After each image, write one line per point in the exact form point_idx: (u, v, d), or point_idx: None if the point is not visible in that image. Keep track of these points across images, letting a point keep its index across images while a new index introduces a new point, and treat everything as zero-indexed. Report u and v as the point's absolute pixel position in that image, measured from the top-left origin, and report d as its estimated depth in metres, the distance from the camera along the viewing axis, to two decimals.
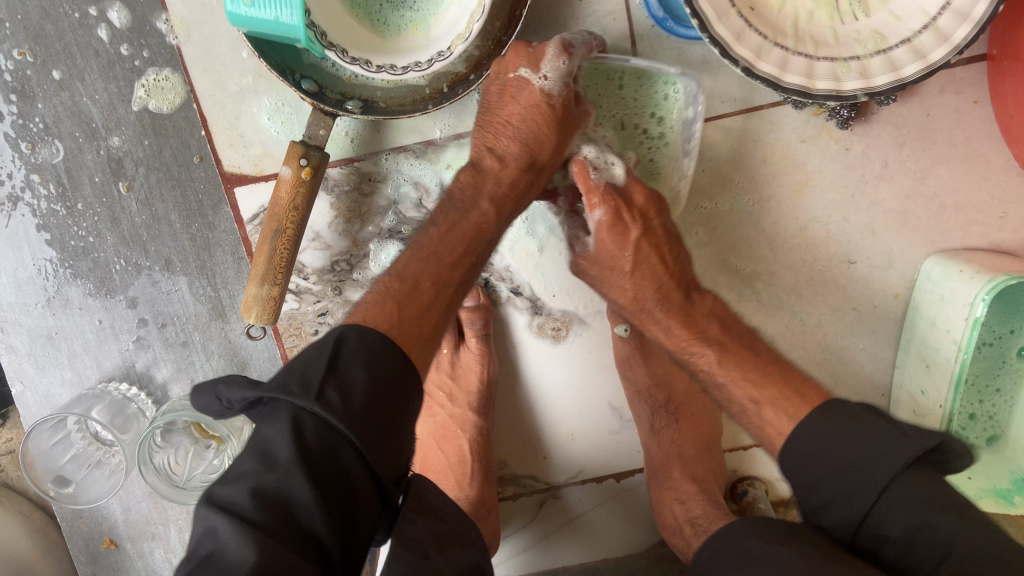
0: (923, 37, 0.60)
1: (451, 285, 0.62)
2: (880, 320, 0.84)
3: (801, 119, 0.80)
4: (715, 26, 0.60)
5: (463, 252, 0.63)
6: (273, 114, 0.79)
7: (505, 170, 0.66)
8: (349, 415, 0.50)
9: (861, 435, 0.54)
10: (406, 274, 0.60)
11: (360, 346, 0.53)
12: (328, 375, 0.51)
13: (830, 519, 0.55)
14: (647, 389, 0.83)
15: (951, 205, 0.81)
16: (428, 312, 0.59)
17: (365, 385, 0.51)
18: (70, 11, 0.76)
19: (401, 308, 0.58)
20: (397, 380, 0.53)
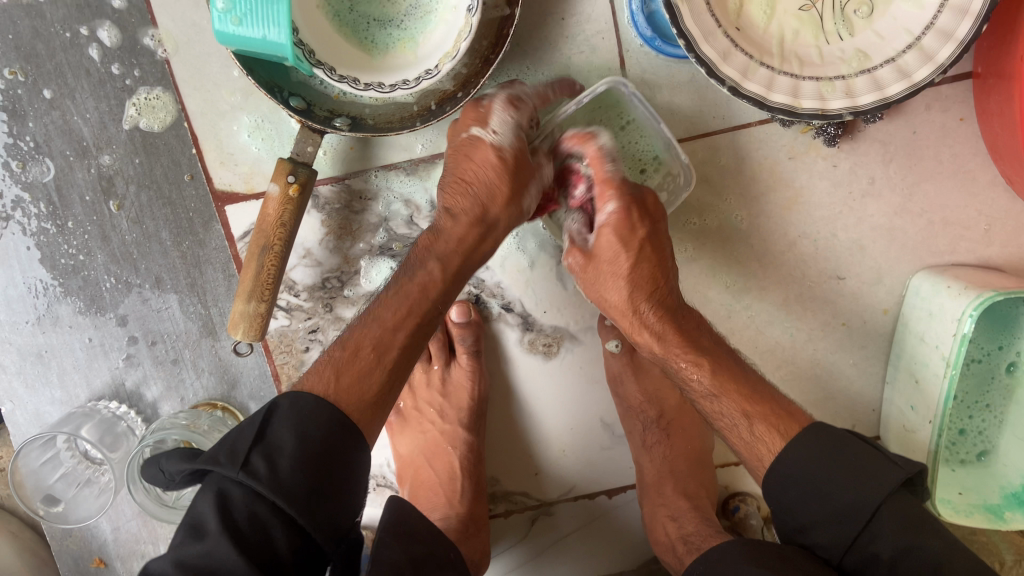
0: (907, 56, 0.61)
1: (398, 347, 0.62)
2: (869, 335, 0.85)
3: (788, 136, 0.80)
4: (701, 46, 0.61)
5: (408, 315, 0.63)
6: (254, 131, 0.79)
7: (454, 226, 0.65)
8: (275, 482, 0.53)
9: (841, 462, 0.59)
10: (351, 339, 0.62)
11: (292, 412, 0.56)
12: (256, 445, 0.54)
13: (818, 545, 0.60)
14: (638, 405, 0.83)
15: (938, 221, 0.81)
16: (372, 375, 0.60)
17: (293, 451, 0.54)
18: (61, 30, 0.77)
19: (341, 371, 0.60)
20: (327, 445, 0.56)
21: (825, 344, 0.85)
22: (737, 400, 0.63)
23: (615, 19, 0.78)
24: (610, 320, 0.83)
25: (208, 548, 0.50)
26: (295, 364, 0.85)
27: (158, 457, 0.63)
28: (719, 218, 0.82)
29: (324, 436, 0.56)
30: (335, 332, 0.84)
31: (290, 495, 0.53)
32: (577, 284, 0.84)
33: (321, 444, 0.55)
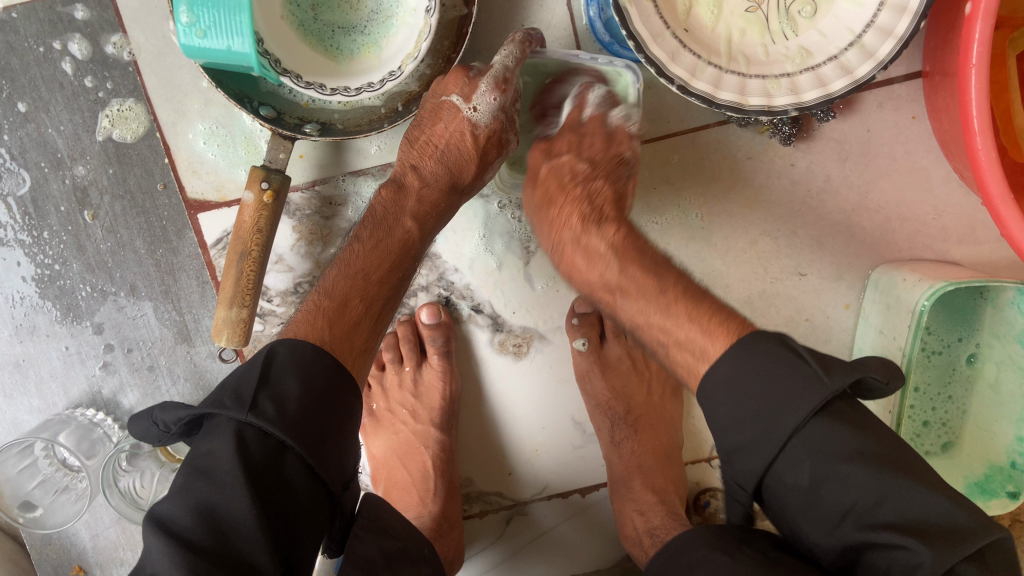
0: (849, 54, 0.64)
1: (379, 300, 0.68)
2: (831, 331, 0.86)
3: (746, 137, 0.82)
4: (650, 47, 0.63)
5: (389, 267, 0.69)
6: (210, 138, 0.81)
7: (425, 188, 0.71)
8: (283, 421, 0.54)
9: (769, 381, 0.54)
10: (334, 292, 0.66)
11: (295, 362, 0.59)
12: (262, 388, 0.56)
13: (738, 464, 0.56)
14: (606, 402, 0.84)
15: (895, 217, 0.83)
16: (359, 325, 0.66)
17: (298, 394, 0.57)
18: (35, 45, 0.79)
19: (334, 322, 0.64)
20: (329, 382, 0.59)
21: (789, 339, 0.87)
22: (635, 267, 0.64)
23: (574, 25, 0.80)
24: (577, 319, 0.85)
25: (216, 496, 0.51)
26: None
27: (153, 410, 0.62)
28: (680, 217, 0.84)
29: (323, 378, 0.59)
30: None
31: (299, 436, 0.55)
32: (544, 283, 0.86)
33: (316, 375, 0.59)
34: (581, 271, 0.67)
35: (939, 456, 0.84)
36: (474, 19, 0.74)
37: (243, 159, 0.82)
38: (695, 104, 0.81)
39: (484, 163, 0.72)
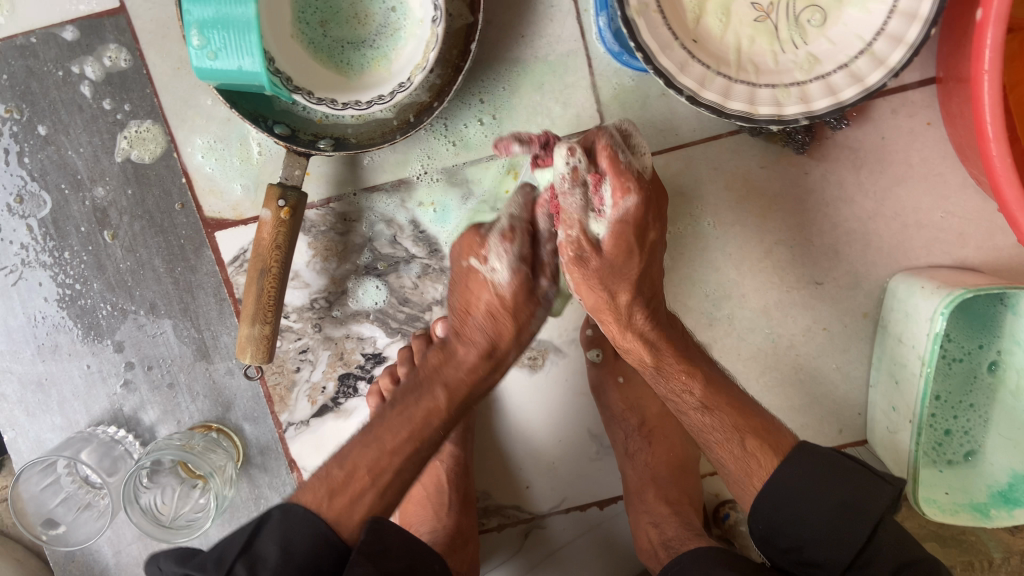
0: (860, 62, 0.63)
1: (392, 472, 0.67)
2: (850, 340, 0.86)
3: (759, 146, 0.82)
4: (659, 58, 0.63)
5: (405, 436, 0.68)
6: (208, 153, 0.82)
7: (465, 354, 0.72)
8: None
9: (797, 479, 0.66)
10: (349, 460, 0.68)
11: (320, 542, 0.64)
12: (241, 552, 0.63)
13: (817, 558, 0.64)
14: (620, 413, 0.85)
15: (912, 224, 0.83)
16: (362, 497, 0.66)
17: (275, 564, 0.62)
18: (54, 69, 0.81)
19: (333, 496, 0.66)
20: (305, 561, 0.63)
21: (807, 349, 0.86)
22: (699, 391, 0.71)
23: (584, 37, 0.80)
24: (592, 331, 0.85)
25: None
26: (287, 385, 0.87)
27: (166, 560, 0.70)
28: (692, 226, 0.84)
29: (303, 540, 0.63)
30: (326, 352, 0.86)
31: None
32: None
33: (298, 548, 0.63)
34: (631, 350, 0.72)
35: (964, 465, 0.82)
36: (480, 27, 0.76)
37: (241, 170, 0.82)
38: (707, 114, 0.81)
39: (518, 341, 0.74)
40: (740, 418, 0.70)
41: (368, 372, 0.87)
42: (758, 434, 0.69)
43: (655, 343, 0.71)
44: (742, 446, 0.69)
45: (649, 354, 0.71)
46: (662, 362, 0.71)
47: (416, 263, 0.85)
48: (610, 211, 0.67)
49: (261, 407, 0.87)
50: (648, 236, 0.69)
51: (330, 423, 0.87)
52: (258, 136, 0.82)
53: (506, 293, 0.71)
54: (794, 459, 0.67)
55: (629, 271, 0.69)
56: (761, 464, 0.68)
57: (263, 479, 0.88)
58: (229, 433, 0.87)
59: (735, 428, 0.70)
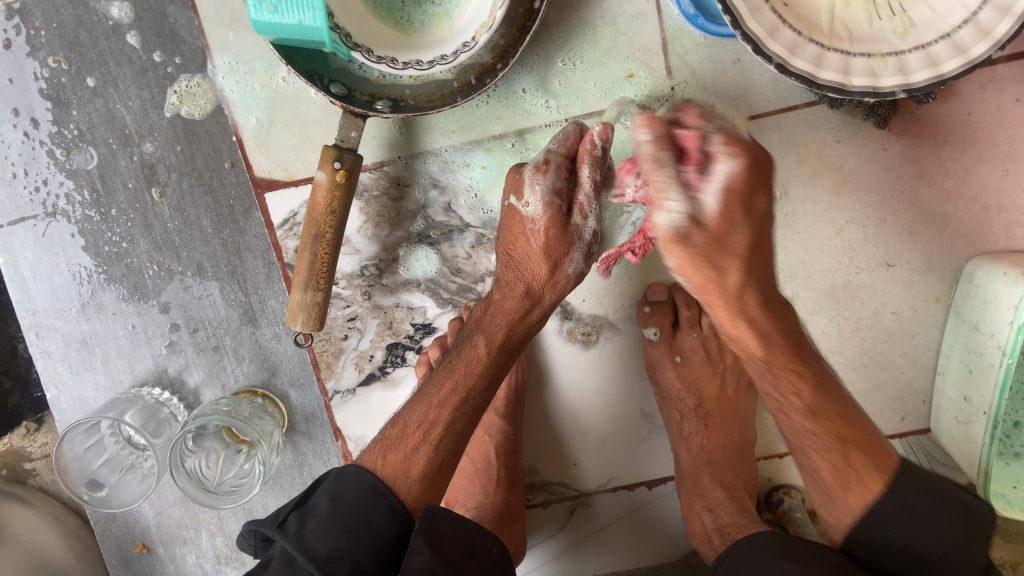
0: (963, 32, 0.59)
1: (441, 424, 0.66)
2: (918, 324, 0.82)
3: (836, 119, 0.78)
4: (748, 23, 0.59)
5: (461, 395, 0.67)
6: (228, 74, 0.79)
7: (505, 299, 0.70)
8: (299, 541, 0.59)
9: (938, 506, 0.59)
10: (400, 419, 0.67)
11: (377, 491, 0.63)
12: (295, 509, 0.62)
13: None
14: (676, 394, 0.83)
15: (994, 206, 0.79)
16: (416, 454, 0.65)
17: (325, 514, 0.61)
18: (104, 19, 0.78)
19: (389, 454, 0.65)
20: (356, 507, 0.62)
21: (873, 332, 0.83)
22: (781, 374, 0.61)
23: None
24: (649, 307, 0.83)
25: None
26: (334, 352, 0.85)
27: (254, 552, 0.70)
28: None
29: (353, 498, 0.62)
30: (375, 320, 0.84)
31: (319, 536, 0.59)
32: (616, 271, 0.83)
33: (350, 499, 0.62)
34: (789, 400, 0.62)
35: None
36: None
37: (266, 96, 0.79)
38: (784, 84, 0.77)
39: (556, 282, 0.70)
40: (850, 431, 0.62)
41: (417, 342, 0.85)
42: (861, 448, 0.61)
43: (771, 335, 0.61)
44: (846, 461, 0.61)
45: (753, 343, 0.61)
46: (773, 359, 0.61)
47: (470, 232, 0.82)
48: (710, 181, 0.56)
49: (308, 373, 0.85)
50: (756, 206, 0.58)
51: (377, 392, 0.86)
52: (284, 68, 0.79)
53: (541, 228, 0.68)
54: (912, 480, 0.61)
55: (739, 240, 0.57)
56: (860, 483, 0.60)
57: (308, 447, 0.86)
58: (275, 399, 0.85)
59: (839, 441, 0.61)
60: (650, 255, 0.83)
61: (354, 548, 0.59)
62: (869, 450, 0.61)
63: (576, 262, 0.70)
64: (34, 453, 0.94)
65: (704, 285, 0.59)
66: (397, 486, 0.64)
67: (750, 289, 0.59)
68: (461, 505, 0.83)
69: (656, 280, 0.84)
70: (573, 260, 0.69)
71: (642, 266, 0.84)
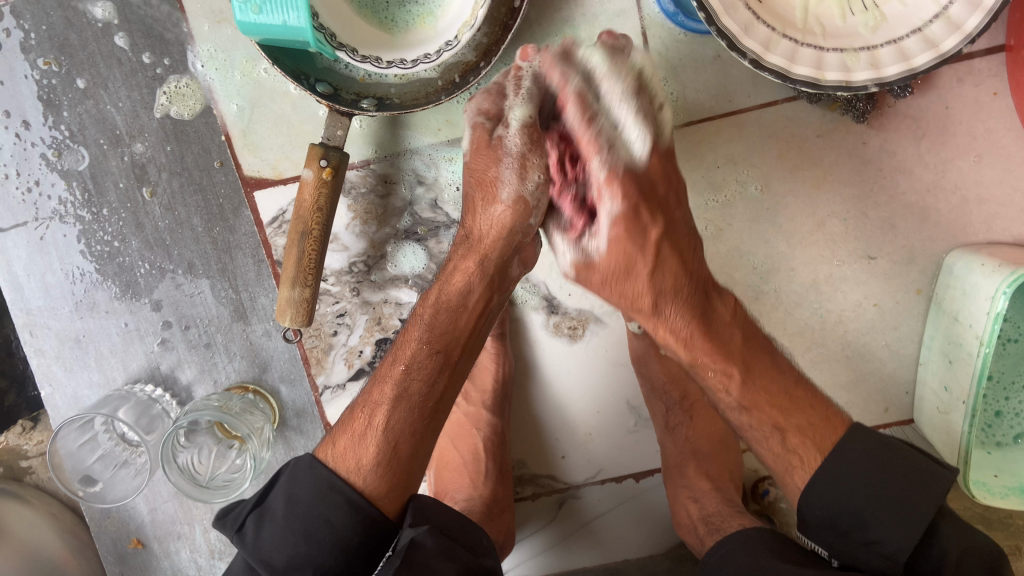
0: (934, 26, 0.60)
1: (386, 404, 0.66)
2: (901, 316, 0.83)
3: (816, 114, 0.79)
4: (722, 19, 0.60)
5: (403, 369, 0.67)
6: (207, 61, 0.80)
7: (461, 260, 0.69)
8: (257, 550, 0.62)
9: (891, 467, 0.62)
10: (351, 406, 0.69)
11: (329, 488, 0.63)
12: (254, 510, 0.64)
13: (874, 535, 0.61)
14: (661, 386, 0.84)
15: (973, 198, 0.80)
16: (366, 442, 0.65)
17: (282, 518, 0.62)
18: (94, 21, 0.79)
19: (342, 442, 0.66)
20: (313, 507, 0.62)
21: (856, 324, 0.84)
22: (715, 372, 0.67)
23: None
24: None
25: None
26: (324, 348, 0.86)
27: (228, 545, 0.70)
28: (740, 193, 0.81)
29: (306, 497, 0.63)
30: (364, 316, 0.85)
31: (283, 543, 0.61)
32: None
33: (304, 498, 0.62)
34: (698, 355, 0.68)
35: (1012, 449, 0.80)
36: None
37: (247, 84, 0.80)
38: (763, 79, 0.79)
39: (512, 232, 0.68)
40: (788, 398, 0.66)
41: None
42: (801, 432, 0.65)
43: (688, 294, 0.67)
44: (783, 442, 0.66)
45: (681, 347, 0.68)
46: (694, 338, 0.67)
47: (456, 229, 0.83)
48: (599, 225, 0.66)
49: (299, 369, 0.86)
50: (647, 236, 0.65)
51: None
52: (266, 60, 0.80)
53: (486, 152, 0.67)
54: (851, 437, 0.64)
55: (638, 277, 0.67)
56: (802, 460, 0.65)
57: (299, 442, 0.88)
58: (266, 394, 0.86)
59: (774, 427, 0.66)
60: None
61: (318, 549, 0.61)
62: (792, 405, 0.66)
63: (535, 222, 0.69)
64: (30, 451, 0.94)
65: (626, 260, 0.66)
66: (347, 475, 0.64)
67: (669, 278, 0.67)
68: (449, 498, 0.84)
69: None
70: (504, 182, 0.66)
71: None
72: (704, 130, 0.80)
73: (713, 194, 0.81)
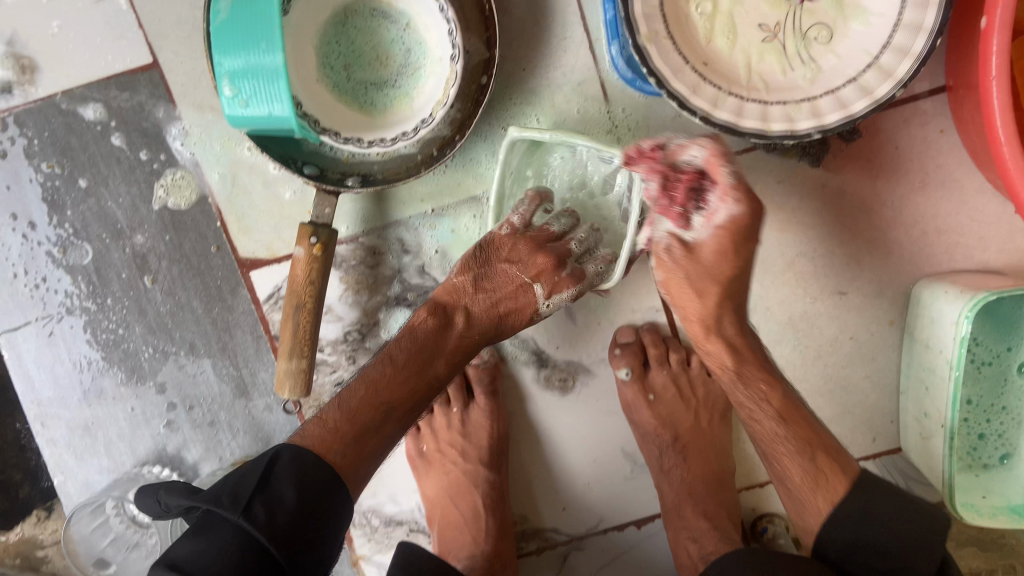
0: (867, 75, 0.66)
1: (387, 424, 0.68)
2: (877, 347, 0.87)
3: (774, 162, 0.84)
4: (672, 82, 0.66)
5: (406, 391, 0.70)
6: (186, 139, 0.84)
7: (481, 304, 0.75)
8: (269, 528, 0.58)
9: (910, 516, 0.66)
10: (342, 402, 0.67)
11: (343, 460, 0.64)
12: (258, 492, 0.59)
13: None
14: (653, 430, 0.86)
15: (933, 230, 0.84)
16: (368, 439, 0.66)
17: (293, 503, 0.60)
18: (92, 124, 0.84)
19: (343, 440, 0.65)
20: (325, 495, 0.62)
21: (834, 359, 0.87)
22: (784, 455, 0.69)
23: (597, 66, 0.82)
24: (620, 349, 0.87)
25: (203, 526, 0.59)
26: None
27: (157, 491, 0.69)
28: None
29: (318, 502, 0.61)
30: None
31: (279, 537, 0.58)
32: (585, 317, 0.88)
33: (313, 491, 0.61)
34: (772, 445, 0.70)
35: (998, 470, 0.82)
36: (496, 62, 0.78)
37: (227, 160, 0.85)
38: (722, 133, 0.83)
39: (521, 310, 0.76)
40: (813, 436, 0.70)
41: None
42: (827, 452, 0.69)
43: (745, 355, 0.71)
44: (812, 459, 0.68)
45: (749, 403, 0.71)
46: (743, 368, 0.70)
47: None
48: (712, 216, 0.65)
49: None
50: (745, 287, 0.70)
51: None
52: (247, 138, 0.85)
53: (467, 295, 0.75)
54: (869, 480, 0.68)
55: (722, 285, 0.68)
56: (830, 487, 0.67)
57: None
58: None
59: (807, 440, 0.69)
60: (618, 299, 0.88)
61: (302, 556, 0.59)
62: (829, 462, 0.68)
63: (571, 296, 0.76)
64: (45, 541, 0.92)
65: (683, 301, 0.70)
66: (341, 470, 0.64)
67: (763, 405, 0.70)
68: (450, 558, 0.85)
69: (624, 324, 0.89)
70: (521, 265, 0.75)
71: (609, 311, 0.88)
72: None
73: None
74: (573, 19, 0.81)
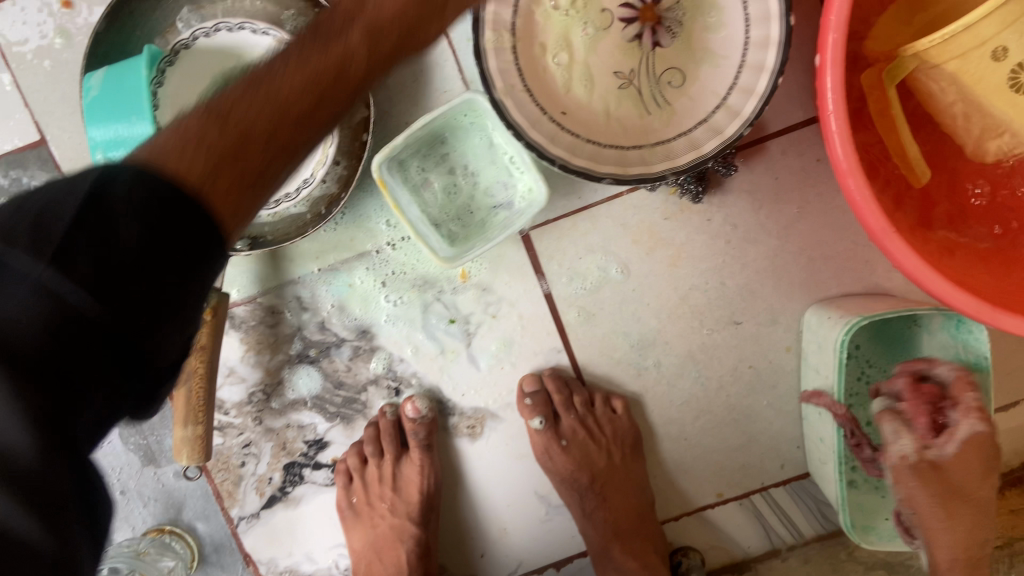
0: (718, 116, 0.68)
1: (263, 166, 0.43)
2: (777, 375, 0.88)
3: (659, 199, 0.85)
4: (530, 133, 0.68)
5: (283, 132, 0.43)
6: None
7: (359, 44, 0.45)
8: (19, 389, 0.35)
9: None
10: (218, 100, 0.43)
11: (128, 195, 0.37)
12: (72, 232, 0.36)
13: None
14: (571, 474, 0.88)
15: (819, 256, 0.86)
16: (211, 162, 0.40)
17: (64, 340, 0.36)
18: None
19: (217, 173, 0.40)
20: (101, 343, 0.37)
21: (736, 388, 0.88)
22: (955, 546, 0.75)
23: None
24: (530, 398, 0.87)
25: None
26: (234, 480, 0.89)
27: None
28: (605, 278, 0.87)
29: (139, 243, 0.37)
30: (268, 443, 0.89)
31: (44, 368, 0.36)
32: (489, 362, 0.88)
33: (171, 227, 0.38)
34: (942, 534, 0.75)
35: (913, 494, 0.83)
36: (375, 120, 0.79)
37: None
38: None
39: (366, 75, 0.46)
40: None
41: (311, 459, 0.90)
42: None
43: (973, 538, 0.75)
44: None
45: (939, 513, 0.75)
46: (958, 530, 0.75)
47: (346, 346, 0.87)
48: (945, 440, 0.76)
49: (212, 504, 0.89)
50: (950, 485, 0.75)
51: (281, 512, 0.90)
52: None
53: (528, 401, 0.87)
54: None
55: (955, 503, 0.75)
56: None
57: None
58: (181, 533, 0.89)
59: None
60: (524, 340, 0.88)
61: (71, 394, 0.37)
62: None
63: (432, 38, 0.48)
64: None
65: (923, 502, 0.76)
66: (235, 223, 0.42)
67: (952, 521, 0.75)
68: None
69: (529, 370, 0.89)
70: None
71: (513, 354, 0.89)
72: (562, 226, 0.86)
73: (581, 283, 0.87)
74: (450, 73, 0.83)
